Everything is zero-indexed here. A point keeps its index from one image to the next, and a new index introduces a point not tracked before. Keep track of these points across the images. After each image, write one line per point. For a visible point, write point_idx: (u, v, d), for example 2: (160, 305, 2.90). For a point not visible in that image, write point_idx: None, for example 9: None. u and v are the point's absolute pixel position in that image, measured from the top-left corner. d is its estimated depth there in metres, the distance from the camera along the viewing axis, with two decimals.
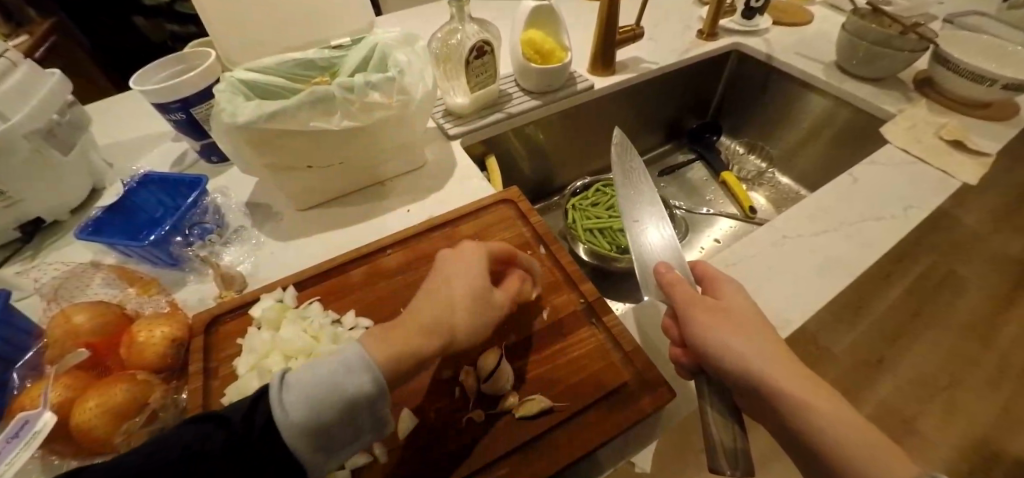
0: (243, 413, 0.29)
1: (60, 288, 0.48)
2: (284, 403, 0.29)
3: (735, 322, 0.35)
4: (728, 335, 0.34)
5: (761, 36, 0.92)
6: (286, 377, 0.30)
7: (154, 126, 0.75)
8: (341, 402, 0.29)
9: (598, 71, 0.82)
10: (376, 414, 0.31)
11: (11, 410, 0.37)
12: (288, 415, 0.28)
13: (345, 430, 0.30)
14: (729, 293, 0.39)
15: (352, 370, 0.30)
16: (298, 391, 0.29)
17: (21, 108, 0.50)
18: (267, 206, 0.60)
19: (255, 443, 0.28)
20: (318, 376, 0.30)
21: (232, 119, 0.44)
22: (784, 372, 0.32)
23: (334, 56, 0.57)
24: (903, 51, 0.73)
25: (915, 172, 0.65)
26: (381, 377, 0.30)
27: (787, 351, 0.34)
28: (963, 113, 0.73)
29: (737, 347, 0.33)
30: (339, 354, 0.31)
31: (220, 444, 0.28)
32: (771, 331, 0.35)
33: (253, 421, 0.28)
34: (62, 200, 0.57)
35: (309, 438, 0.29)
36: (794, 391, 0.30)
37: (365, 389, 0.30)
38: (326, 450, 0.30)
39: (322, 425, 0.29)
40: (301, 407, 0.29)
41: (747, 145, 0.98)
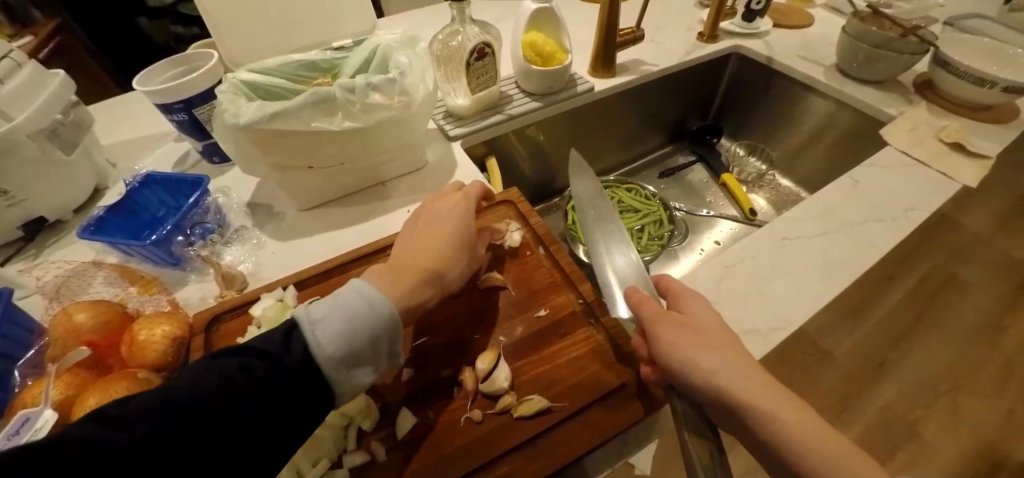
0: (279, 345, 0.31)
1: (63, 287, 0.48)
2: (319, 334, 0.31)
3: (703, 336, 0.35)
4: (697, 351, 0.34)
5: (760, 38, 0.93)
6: (310, 314, 0.32)
7: (157, 127, 0.75)
8: (370, 328, 0.33)
9: (599, 73, 0.82)
10: (393, 346, 0.35)
11: (13, 407, 0.38)
12: (326, 340, 0.31)
13: (370, 360, 0.33)
14: (693, 306, 0.39)
15: (375, 306, 0.34)
16: (330, 324, 0.32)
17: (24, 108, 0.50)
18: (269, 206, 0.60)
19: (291, 372, 0.30)
20: (347, 310, 0.33)
21: (235, 119, 0.45)
22: (749, 383, 0.32)
23: (335, 58, 0.58)
24: (903, 54, 0.73)
25: (917, 175, 0.65)
26: (397, 309, 0.35)
27: (751, 360, 0.34)
28: (962, 115, 0.73)
29: (708, 363, 0.33)
30: (357, 292, 0.34)
31: (254, 379, 0.29)
32: (737, 343, 0.35)
33: (292, 351, 0.31)
34: (65, 199, 0.57)
35: (343, 364, 0.32)
36: (762, 405, 0.30)
37: (386, 318, 0.34)
38: (351, 377, 0.33)
39: (354, 351, 0.32)
40: (336, 341, 0.32)
41: (747, 147, 0.98)
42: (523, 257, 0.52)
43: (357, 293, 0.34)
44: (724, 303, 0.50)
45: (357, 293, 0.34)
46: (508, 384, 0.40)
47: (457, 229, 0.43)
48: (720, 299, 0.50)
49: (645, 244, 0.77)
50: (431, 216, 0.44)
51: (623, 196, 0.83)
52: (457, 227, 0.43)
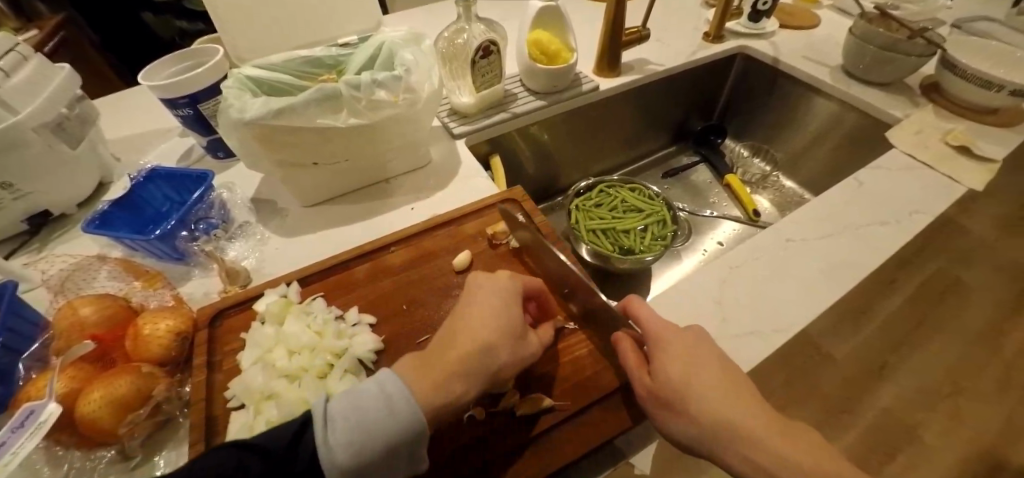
0: (286, 443, 0.29)
1: (67, 280, 0.48)
2: (330, 441, 0.30)
3: (676, 400, 0.33)
4: (676, 421, 0.33)
5: (766, 39, 0.92)
6: (329, 412, 0.31)
7: (162, 121, 0.75)
8: (387, 437, 0.30)
9: (604, 73, 0.81)
10: (414, 452, 0.32)
11: (18, 399, 0.38)
12: (333, 452, 0.29)
13: (384, 467, 0.31)
14: (669, 347, 0.35)
15: (396, 411, 0.30)
16: (345, 428, 0.30)
17: (30, 102, 0.51)
18: (272, 202, 0.60)
19: (299, 475, 0.29)
20: (366, 414, 0.30)
21: (240, 114, 0.45)
22: (734, 450, 0.31)
23: (340, 54, 0.58)
24: (911, 55, 0.73)
25: (922, 178, 0.65)
26: (423, 416, 0.31)
27: (734, 404, 0.32)
28: (968, 118, 0.73)
29: (688, 436, 0.33)
30: (381, 391, 0.31)
31: (260, 472, 0.28)
32: (721, 389, 0.33)
33: (299, 456, 0.29)
34: (70, 193, 0.58)
35: (353, 475, 0.30)
36: (749, 464, 0.30)
37: (410, 427, 0.30)
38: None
39: (366, 464, 0.30)
40: (347, 449, 0.30)
41: (752, 148, 0.97)
42: (524, 256, 0.52)
43: (384, 396, 0.31)
44: (728, 304, 0.50)
45: (382, 395, 0.31)
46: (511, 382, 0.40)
47: (504, 312, 0.36)
48: (724, 299, 0.50)
49: (648, 244, 0.77)
50: (472, 294, 0.38)
51: (627, 196, 0.83)
52: (502, 310, 0.36)
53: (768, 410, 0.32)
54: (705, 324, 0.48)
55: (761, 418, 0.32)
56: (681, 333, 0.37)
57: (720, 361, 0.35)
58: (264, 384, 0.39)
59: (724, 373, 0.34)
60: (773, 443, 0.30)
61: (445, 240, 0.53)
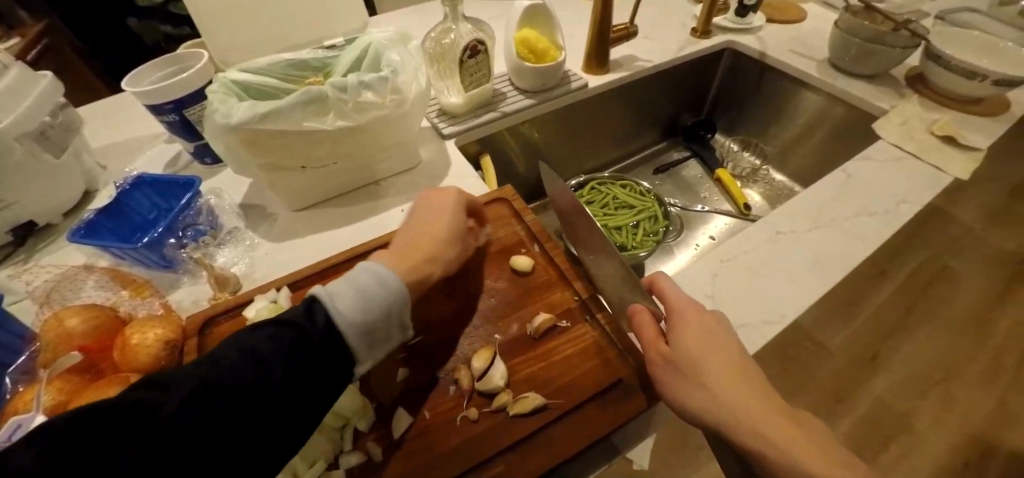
0: (301, 317, 0.32)
1: (54, 291, 0.48)
2: (339, 307, 0.32)
3: (691, 370, 0.34)
4: (684, 391, 0.34)
5: (754, 34, 0.93)
6: (326, 291, 0.33)
7: (147, 128, 0.74)
8: (383, 300, 0.34)
9: (593, 70, 0.82)
10: (403, 319, 0.36)
11: (5, 414, 0.37)
12: (346, 315, 0.32)
13: (384, 330, 0.34)
14: (688, 326, 0.36)
15: (384, 279, 0.35)
16: (349, 297, 0.33)
17: (11, 111, 0.50)
18: (261, 207, 0.60)
19: (313, 345, 0.30)
20: (360, 283, 0.34)
21: (225, 119, 0.44)
22: (739, 424, 0.31)
23: (327, 57, 0.57)
24: (895, 48, 0.74)
25: (910, 168, 0.65)
26: (406, 283, 0.37)
27: (742, 387, 0.32)
28: (953, 109, 0.74)
29: (695, 404, 0.33)
30: (365, 271, 0.36)
31: (281, 351, 0.29)
32: (735, 372, 0.33)
33: (313, 325, 0.31)
34: (54, 204, 0.57)
35: (361, 334, 0.33)
36: (751, 447, 0.30)
37: (398, 291, 0.36)
38: (368, 346, 0.34)
39: (370, 324, 0.33)
40: (356, 311, 0.33)
41: (742, 142, 0.99)
42: (517, 254, 0.51)
43: (368, 273, 0.35)
44: (719, 298, 0.50)
45: (366, 273, 0.35)
46: (504, 382, 0.40)
47: (456, 214, 0.44)
48: (716, 294, 0.50)
49: (640, 240, 0.77)
50: (427, 207, 0.45)
51: (618, 192, 0.83)
52: (453, 214, 0.45)
53: (777, 400, 0.32)
54: None
55: (771, 407, 0.31)
56: (704, 313, 0.38)
57: (737, 346, 0.35)
58: None
59: (741, 360, 0.34)
60: (775, 432, 0.30)
61: None
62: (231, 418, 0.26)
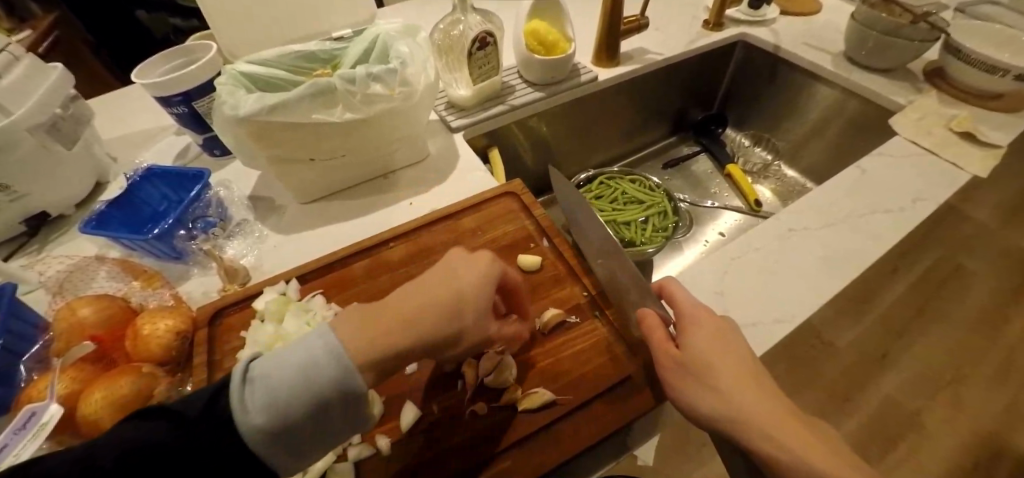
0: (208, 404, 0.26)
1: (66, 281, 0.48)
2: (247, 406, 0.26)
3: (702, 372, 0.33)
4: (693, 394, 0.33)
5: (767, 26, 0.91)
6: (249, 372, 0.27)
7: (157, 119, 0.75)
8: (313, 396, 0.27)
9: (602, 63, 0.80)
10: (348, 416, 0.29)
11: (19, 402, 0.38)
12: (251, 418, 0.26)
13: (315, 430, 0.28)
14: (697, 331, 0.36)
15: (316, 367, 0.27)
16: (265, 391, 0.26)
17: (23, 103, 0.50)
18: (270, 200, 0.60)
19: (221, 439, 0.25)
20: (287, 369, 0.27)
21: (234, 111, 0.44)
22: (751, 427, 0.30)
23: (335, 48, 0.57)
24: (914, 41, 0.72)
25: (927, 165, 0.64)
26: (353, 377, 0.28)
27: (752, 389, 0.32)
28: (973, 104, 0.72)
29: (704, 406, 0.32)
30: (309, 344, 0.28)
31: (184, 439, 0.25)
32: (746, 375, 0.33)
33: (216, 417, 0.26)
34: (66, 195, 0.57)
35: (275, 440, 0.26)
36: (762, 451, 0.29)
37: (339, 384, 0.27)
38: (291, 451, 0.27)
39: (290, 427, 0.27)
40: (263, 413, 0.26)
41: (752, 137, 0.97)
42: (526, 250, 0.51)
43: (308, 354, 0.28)
44: (730, 294, 0.49)
45: (306, 352, 0.28)
46: (512, 377, 0.40)
47: (480, 277, 0.33)
48: (726, 289, 0.50)
49: (649, 236, 0.76)
50: (444, 265, 0.34)
51: (627, 187, 0.82)
52: (484, 269, 0.34)
53: (790, 406, 0.31)
54: None
55: (782, 409, 0.31)
56: (715, 318, 0.37)
57: (749, 352, 0.35)
58: None
59: (751, 363, 0.34)
60: (786, 435, 0.29)
61: (443, 235, 0.52)
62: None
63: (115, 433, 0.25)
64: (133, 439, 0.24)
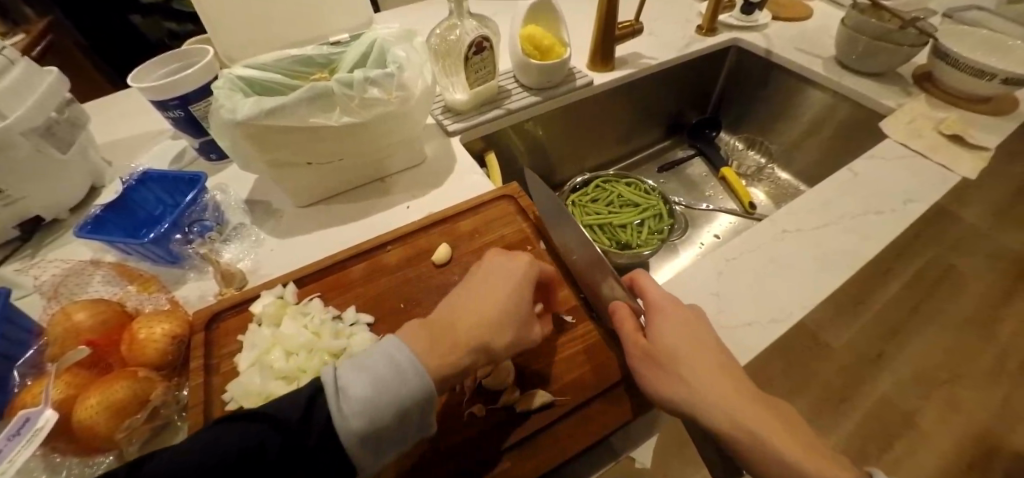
0: (301, 413, 0.30)
1: (61, 285, 0.48)
2: (343, 410, 0.30)
3: (672, 363, 0.34)
4: (664, 380, 0.33)
5: (760, 31, 0.92)
6: (338, 381, 0.31)
7: (153, 123, 0.75)
8: (398, 405, 0.31)
9: (597, 67, 0.81)
10: (423, 420, 0.32)
11: (13, 407, 0.37)
12: (347, 421, 0.30)
13: (397, 434, 0.31)
14: (668, 323, 0.36)
15: (399, 374, 0.31)
16: (356, 397, 0.30)
17: (19, 106, 0.50)
18: (266, 203, 0.60)
19: (310, 447, 0.29)
20: (372, 375, 0.31)
21: (232, 115, 0.44)
22: (723, 415, 0.30)
23: (332, 53, 0.57)
24: (903, 45, 0.74)
25: (916, 167, 0.65)
26: (431, 382, 0.32)
27: (720, 374, 0.33)
28: (960, 107, 0.73)
29: (677, 397, 0.32)
30: (384, 355, 0.32)
31: (277, 447, 0.29)
32: (714, 365, 0.33)
33: (313, 427, 0.30)
34: (61, 198, 0.57)
35: (364, 441, 0.30)
36: (731, 436, 0.30)
37: (419, 388, 0.31)
38: (375, 452, 0.31)
39: (377, 430, 0.30)
40: (361, 416, 0.30)
41: (746, 141, 0.98)
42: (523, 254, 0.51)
43: (389, 360, 0.32)
44: (726, 294, 0.50)
45: (387, 360, 0.32)
46: (511, 378, 0.40)
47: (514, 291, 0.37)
48: (721, 291, 0.50)
49: (645, 238, 0.77)
50: (484, 269, 0.39)
51: (622, 190, 0.82)
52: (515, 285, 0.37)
53: (758, 392, 0.32)
54: (704, 317, 0.48)
55: (750, 397, 0.31)
56: (682, 307, 0.38)
57: (716, 339, 0.36)
58: (263, 385, 0.38)
59: (723, 355, 0.34)
60: (749, 417, 0.30)
61: (440, 238, 0.52)
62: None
63: (164, 461, 0.28)
64: (214, 460, 0.28)
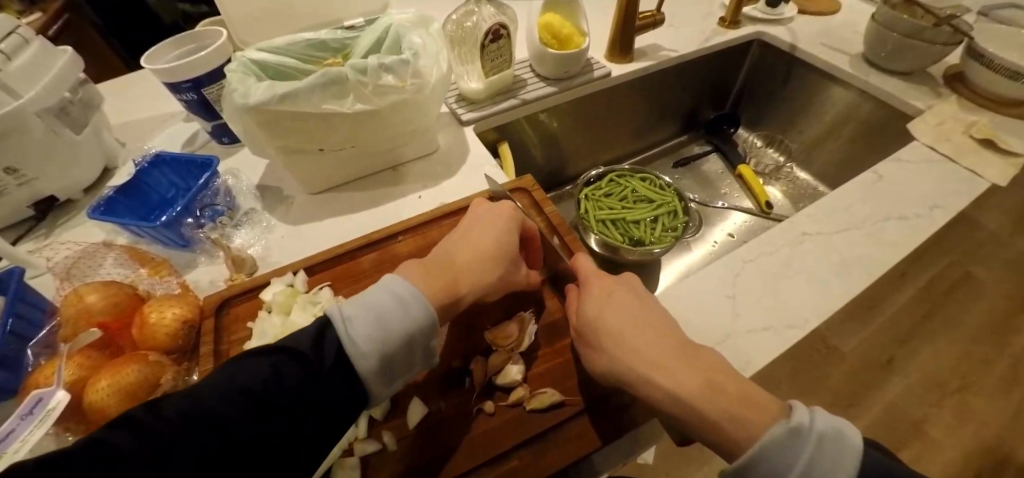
0: (315, 349, 0.31)
1: (74, 267, 0.48)
2: (353, 334, 0.32)
3: (593, 334, 0.38)
4: (596, 354, 0.37)
5: (784, 25, 0.89)
6: (344, 313, 0.33)
7: (165, 106, 0.74)
8: (406, 331, 0.33)
9: (615, 58, 0.79)
10: (428, 347, 0.35)
11: (26, 387, 0.37)
12: (358, 346, 0.32)
13: (405, 361, 0.34)
14: (593, 296, 0.40)
15: (408, 302, 0.34)
16: (364, 323, 0.33)
17: (33, 86, 0.50)
18: (277, 190, 0.59)
19: (326, 377, 0.31)
20: (380, 307, 0.33)
21: (244, 100, 0.43)
22: (637, 371, 0.34)
23: (346, 37, 0.56)
24: (935, 44, 0.71)
25: (942, 171, 0.63)
26: (432, 308, 0.35)
27: (639, 338, 0.35)
28: (990, 109, 0.71)
29: (603, 368, 0.36)
30: (391, 290, 0.35)
31: (295, 379, 0.30)
32: (631, 325, 0.36)
33: (326, 355, 0.31)
34: (74, 179, 0.57)
35: (375, 367, 0.32)
36: (643, 392, 0.33)
37: (423, 315, 0.34)
38: (386, 379, 0.33)
39: (386, 356, 0.33)
40: (368, 342, 0.32)
41: (765, 138, 0.95)
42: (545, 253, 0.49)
43: (394, 295, 0.34)
44: (742, 297, 0.49)
45: (388, 292, 0.34)
46: (521, 377, 0.40)
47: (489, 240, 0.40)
48: (738, 293, 0.49)
49: (658, 235, 0.75)
50: (472, 220, 0.43)
51: (637, 185, 0.80)
52: (495, 237, 0.41)
53: (672, 342, 0.35)
54: (718, 320, 0.47)
55: (662, 350, 0.34)
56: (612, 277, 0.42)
57: (643, 304, 0.39)
58: None
59: (643, 315, 0.37)
60: (649, 368, 0.33)
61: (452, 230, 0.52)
62: (262, 415, 0.28)
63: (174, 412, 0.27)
64: (237, 386, 0.28)
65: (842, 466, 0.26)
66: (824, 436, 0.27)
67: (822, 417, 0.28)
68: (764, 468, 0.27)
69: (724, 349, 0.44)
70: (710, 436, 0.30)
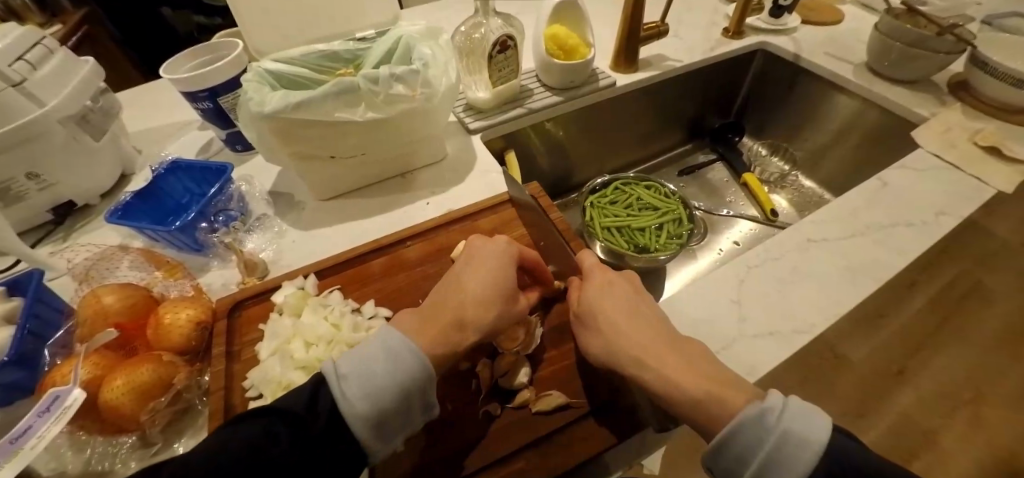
0: (306, 406, 0.31)
1: (92, 269, 0.49)
2: (346, 394, 0.31)
3: (590, 317, 0.38)
4: (587, 335, 0.38)
5: (789, 35, 0.90)
6: (338, 370, 0.33)
7: (181, 114, 0.76)
8: (399, 382, 0.33)
9: (620, 69, 0.81)
10: (426, 398, 0.34)
11: (44, 385, 0.38)
12: (352, 405, 0.31)
13: (402, 414, 0.33)
14: (593, 284, 0.40)
15: (401, 355, 0.33)
16: (356, 381, 0.32)
17: (57, 93, 0.51)
18: (289, 195, 0.61)
19: (320, 442, 0.30)
20: (373, 362, 0.33)
21: (259, 108, 0.45)
22: (631, 358, 0.34)
23: (358, 49, 0.57)
24: (939, 52, 0.71)
25: (948, 179, 0.63)
26: (427, 359, 0.34)
27: (630, 325, 0.36)
28: (995, 117, 0.71)
29: (597, 351, 0.37)
30: (384, 344, 0.34)
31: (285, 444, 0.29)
32: (628, 315, 0.37)
33: (318, 415, 0.31)
34: (93, 185, 0.59)
35: (372, 424, 0.32)
36: (635, 374, 0.33)
37: (418, 366, 0.33)
38: (383, 436, 0.33)
39: (383, 414, 0.32)
40: (363, 400, 0.31)
41: (770, 146, 0.95)
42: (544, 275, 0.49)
43: (387, 347, 0.34)
44: (746, 302, 0.49)
45: (383, 345, 0.34)
46: (526, 379, 0.40)
47: (496, 272, 0.39)
48: (742, 298, 0.49)
49: (662, 243, 0.75)
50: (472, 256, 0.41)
51: (642, 193, 0.81)
52: (496, 274, 0.39)
53: (668, 335, 0.35)
54: (723, 327, 0.47)
55: (658, 340, 0.34)
56: (612, 272, 0.42)
57: (640, 296, 0.39)
58: (282, 374, 0.39)
59: (639, 307, 0.38)
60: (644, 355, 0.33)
61: (459, 235, 0.53)
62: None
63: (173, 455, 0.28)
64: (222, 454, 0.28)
65: (814, 445, 0.26)
66: (795, 414, 0.27)
67: (794, 399, 0.28)
68: (741, 443, 0.27)
69: (728, 355, 0.44)
70: (696, 419, 0.30)
